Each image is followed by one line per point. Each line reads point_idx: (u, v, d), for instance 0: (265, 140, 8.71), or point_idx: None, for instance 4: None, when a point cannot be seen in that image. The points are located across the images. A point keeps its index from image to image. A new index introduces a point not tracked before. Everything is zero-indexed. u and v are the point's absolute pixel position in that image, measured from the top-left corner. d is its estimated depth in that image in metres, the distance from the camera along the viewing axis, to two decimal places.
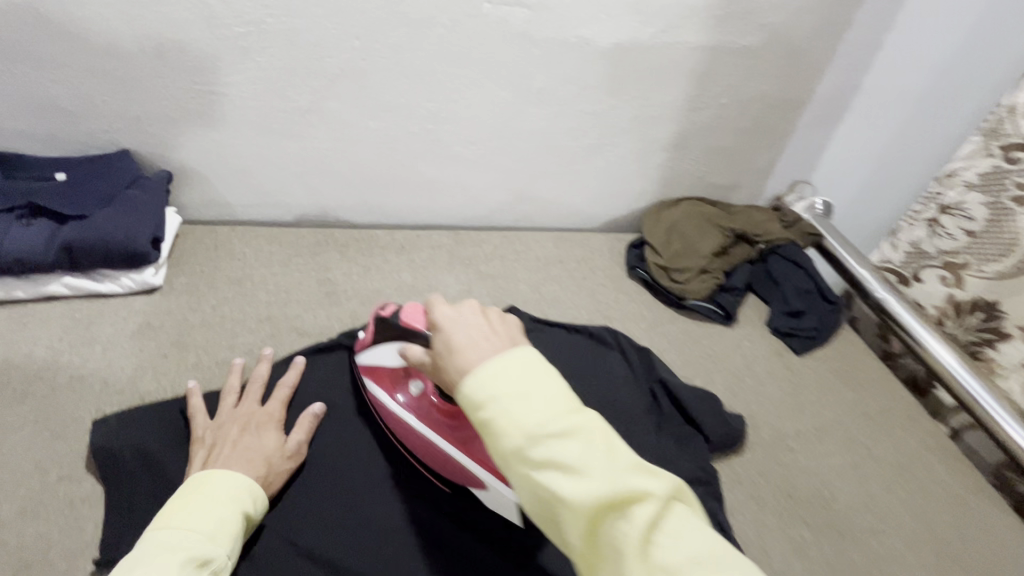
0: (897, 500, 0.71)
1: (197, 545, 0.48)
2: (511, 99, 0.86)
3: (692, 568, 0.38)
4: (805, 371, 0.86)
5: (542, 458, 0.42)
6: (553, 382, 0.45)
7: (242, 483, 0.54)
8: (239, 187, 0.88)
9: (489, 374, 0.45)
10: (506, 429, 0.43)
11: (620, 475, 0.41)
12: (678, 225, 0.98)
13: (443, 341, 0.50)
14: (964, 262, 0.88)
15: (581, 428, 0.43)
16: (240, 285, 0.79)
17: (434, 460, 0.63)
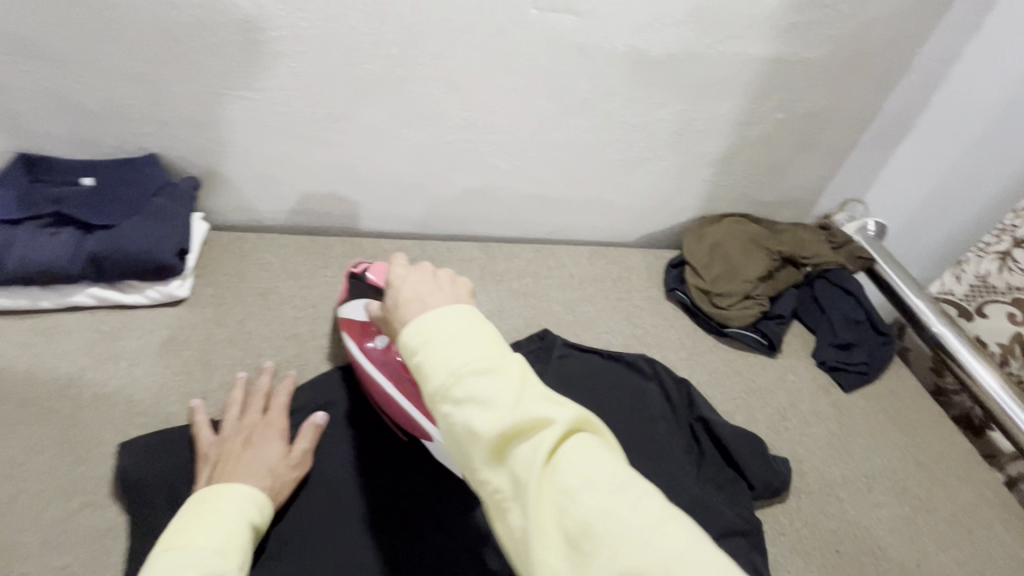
0: (954, 561, 0.66)
1: (206, 562, 0.44)
2: (554, 110, 0.82)
3: (594, 494, 0.34)
4: (854, 409, 0.81)
5: (459, 393, 0.38)
6: (480, 323, 0.41)
7: (241, 496, 0.52)
8: (268, 194, 0.85)
9: (426, 322, 0.41)
10: (428, 369, 0.39)
11: (527, 404, 0.37)
12: (723, 244, 0.92)
13: (390, 293, 0.46)
14: None
15: (501, 364, 0.39)
16: (266, 298, 0.77)
17: (391, 409, 0.66)
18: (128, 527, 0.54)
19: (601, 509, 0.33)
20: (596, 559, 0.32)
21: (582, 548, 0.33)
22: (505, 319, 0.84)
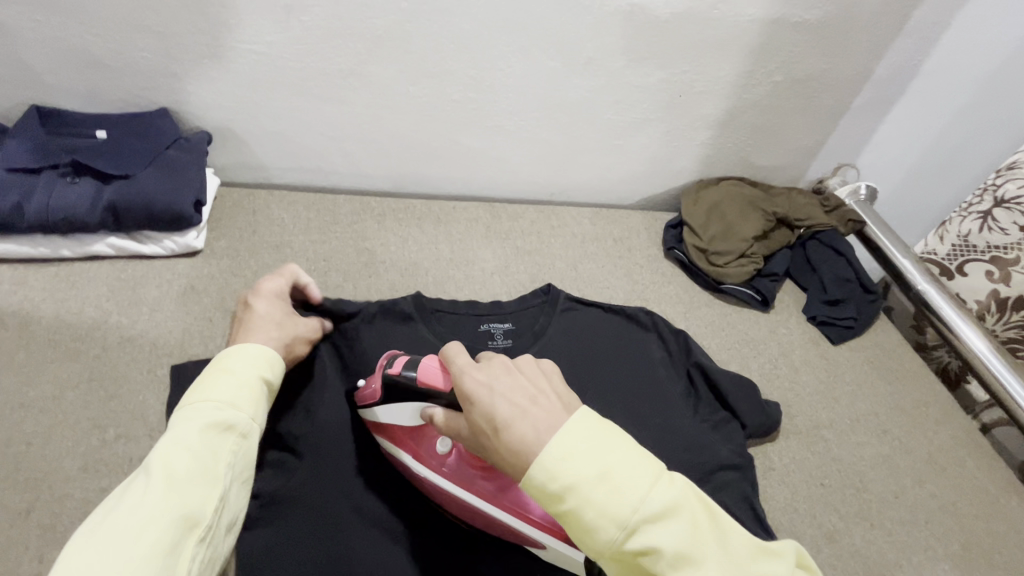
0: (930, 492, 0.71)
1: (216, 412, 0.48)
2: (559, 69, 0.83)
3: None
4: (840, 360, 0.85)
5: (641, 545, 0.39)
6: (637, 459, 0.42)
7: (252, 355, 0.54)
8: (278, 151, 0.87)
9: (556, 458, 0.41)
10: (602, 526, 0.39)
11: (729, 556, 0.39)
12: (720, 205, 0.96)
13: (483, 414, 0.45)
14: (1015, 258, 0.85)
15: (679, 508, 0.40)
16: (280, 251, 0.79)
17: (482, 521, 0.58)
18: None
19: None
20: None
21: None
22: (511, 274, 0.87)
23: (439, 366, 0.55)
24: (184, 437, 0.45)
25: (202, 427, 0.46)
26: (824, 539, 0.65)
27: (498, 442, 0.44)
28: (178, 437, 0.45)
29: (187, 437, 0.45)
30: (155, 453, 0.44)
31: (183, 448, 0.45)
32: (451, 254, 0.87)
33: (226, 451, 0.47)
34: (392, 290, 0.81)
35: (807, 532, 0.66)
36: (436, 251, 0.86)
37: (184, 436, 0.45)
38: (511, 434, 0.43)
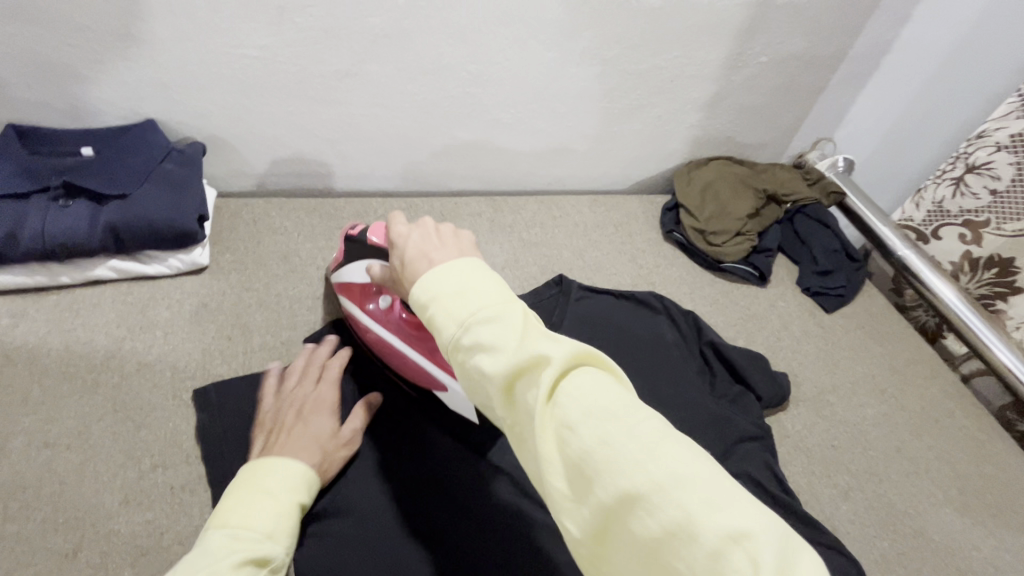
0: (927, 444, 0.77)
1: (258, 539, 0.46)
2: (556, 60, 0.83)
3: (595, 428, 0.35)
4: (835, 327, 0.91)
5: (470, 343, 0.39)
6: (490, 276, 0.43)
7: (297, 476, 0.54)
8: (273, 158, 0.84)
9: (432, 281, 0.42)
10: (438, 324, 0.41)
11: (531, 347, 0.38)
12: (713, 185, 0.99)
13: (398, 255, 0.49)
14: (986, 220, 0.92)
15: (507, 311, 0.40)
16: (288, 261, 0.78)
17: (404, 366, 0.67)
18: (204, 482, 0.57)
19: (599, 437, 0.34)
20: (598, 484, 0.34)
21: (585, 475, 0.34)
22: (520, 267, 0.88)
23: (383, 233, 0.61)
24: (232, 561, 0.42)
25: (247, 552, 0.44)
26: (840, 497, 0.70)
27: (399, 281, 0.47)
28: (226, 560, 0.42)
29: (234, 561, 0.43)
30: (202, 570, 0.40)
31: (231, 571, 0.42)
32: None
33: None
34: None
35: (823, 491, 0.70)
36: None
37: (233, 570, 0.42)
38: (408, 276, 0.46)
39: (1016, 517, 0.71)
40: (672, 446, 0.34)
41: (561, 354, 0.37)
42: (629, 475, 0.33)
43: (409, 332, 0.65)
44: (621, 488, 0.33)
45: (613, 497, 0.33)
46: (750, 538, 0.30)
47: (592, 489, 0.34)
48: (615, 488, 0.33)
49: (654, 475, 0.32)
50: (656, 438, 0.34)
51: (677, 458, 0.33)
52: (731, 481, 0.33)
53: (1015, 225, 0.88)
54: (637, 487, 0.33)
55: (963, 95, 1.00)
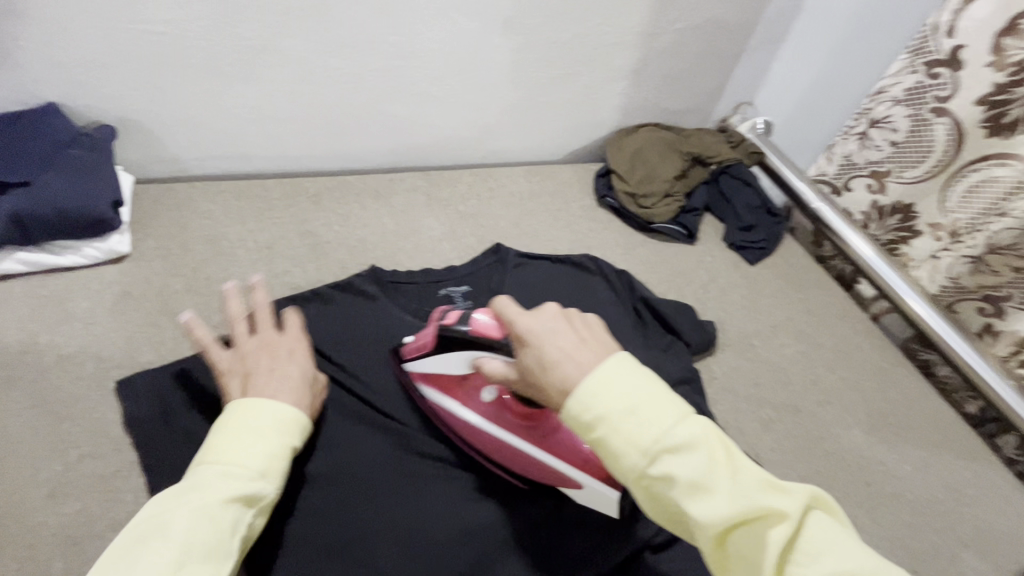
0: (840, 377, 0.84)
1: (244, 481, 0.46)
2: (479, 30, 0.84)
3: None
4: (758, 278, 0.97)
5: (660, 473, 0.40)
6: (669, 398, 0.43)
7: (286, 416, 0.51)
8: (194, 141, 0.82)
9: (589, 398, 0.43)
10: (625, 451, 0.41)
11: (750, 495, 0.39)
12: (642, 150, 1.02)
13: (533, 355, 0.48)
14: (887, 170, 0.99)
15: (704, 444, 0.41)
16: (216, 245, 0.76)
17: (523, 464, 0.62)
18: (137, 467, 0.56)
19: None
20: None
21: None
22: (458, 239, 0.89)
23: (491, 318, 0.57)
24: (212, 513, 0.43)
25: (230, 498, 0.44)
26: (762, 430, 0.76)
27: (542, 385, 0.47)
28: (206, 510, 0.43)
29: (215, 511, 0.43)
30: (179, 522, 0.41)
31: (211, 523, 0.42)
32: (397, 227, 0.86)
33: (249, 524, 0.46)
34: (344, 269, 0.79)
35: (748, 426, 0.76)
36: (381, 225, 0.86)
37: (216, 519, 0.43)
38: (554, 381, 0.46)
39: (915, 434, 0.78)
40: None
41: (790, 507, 0.39)
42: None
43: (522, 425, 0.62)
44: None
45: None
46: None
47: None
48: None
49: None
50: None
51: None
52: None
53: (913, 172, 0.94)
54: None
55: (863, 60, 1.07)
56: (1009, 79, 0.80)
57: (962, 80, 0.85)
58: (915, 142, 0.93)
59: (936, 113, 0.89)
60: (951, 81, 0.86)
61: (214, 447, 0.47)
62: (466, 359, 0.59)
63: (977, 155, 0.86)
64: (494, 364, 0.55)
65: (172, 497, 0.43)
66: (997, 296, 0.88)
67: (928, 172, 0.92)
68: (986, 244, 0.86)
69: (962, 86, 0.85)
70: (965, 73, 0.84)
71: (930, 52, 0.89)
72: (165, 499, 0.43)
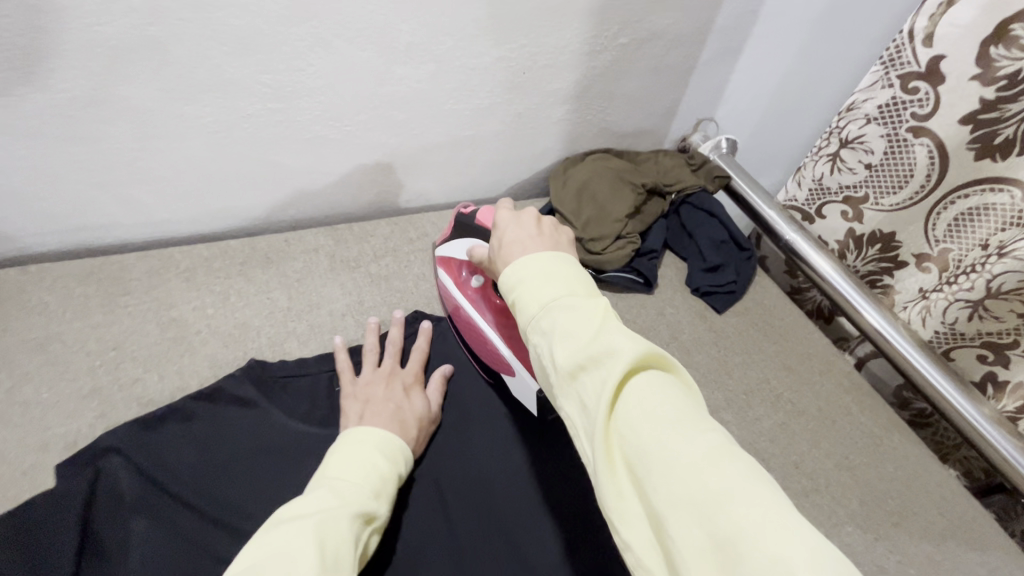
0: (824, 451, 0.71)
1: (364, 500, 0.50)
2: (375, 60, 0.69)
3: (648, 423, 0.38)
4: (725, 329, 0.84)
5: (543, 322, 0.45)
6: (578, 275, 0.48)
7: (395, 447, 0.57)
8: (23, 214, 0.66)
9: (520, 266, 0.49)
10: (523, 306, 0.47)
11: (603, 340, 0.42)
12: (589, 185, 0.89)
13: (496, 237, 0.56)
14: (864, 196, 0.85)
15: (588, 304, 0.45)
16: (45, 351, 0.60)
17: (483, 346, 0.70)
18: None
19: (654, 436, 0.37)
20: (650, 482, 0.36)
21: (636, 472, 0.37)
22: (369, 309, 0.74)
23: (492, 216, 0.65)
24: (346, 526, 0.46)
25: (357, 511, 0.48)
26: None
27: (494, 259, 0.55)
28: (336, 521, 0.45)
29: (343, 522, 0.46)
30: (318, 528, 0.43)
31: (346, 533, 0.45)
32: (291, 303, 0.71)
33: (364, 541, 0.48)
34: (218, 368, 0.64)
35: None
36: (270, 303, 0.71)
37: (349, 522, 0.46)
38: (503, 257, 0.53)
39: (918, 523, 0.66)
40: (727, 464, 0.35)
41: (637, 355, 0.41)
42: (672, 478, 0.35)
43: (495, 314, 0.68)
44: (665, 490, 0.35)
45: (656, 496, 0.36)
46: (781, 563, 0.30)
47: (642, 486, 0.37)
48: (659, 490, 0.36)
49: (705, 487, 0.34)
50: (710, 453, 0.36)
51: (730, 471, 0.35)
52: (778, 500, 0.34)
53: (891, 199, 0.82)
54: (675, 494, 0.35)
55: (825, 79, 0.94)
56: (999, 96, 0.67)
57: (943, 97, 0.71)
58: (892, 165, 0.80)
59: (914, 134, 0.76)
60: (930, 98, 0.73)
61: (332, 460, 0.53)
62: (467, 244, 0.68)
63: (965, 180, 0.73)
64: (480, 248, 0.62)
65: (302, 505, 0.46)
66: (1000, 343, 0.75)
67: (909, 200, 0.80)
68: (985, 288, 0.72)
69: (942, 105, 0.72)
70: (945, 88, 0.71)
71: (906, 63, 0.74)
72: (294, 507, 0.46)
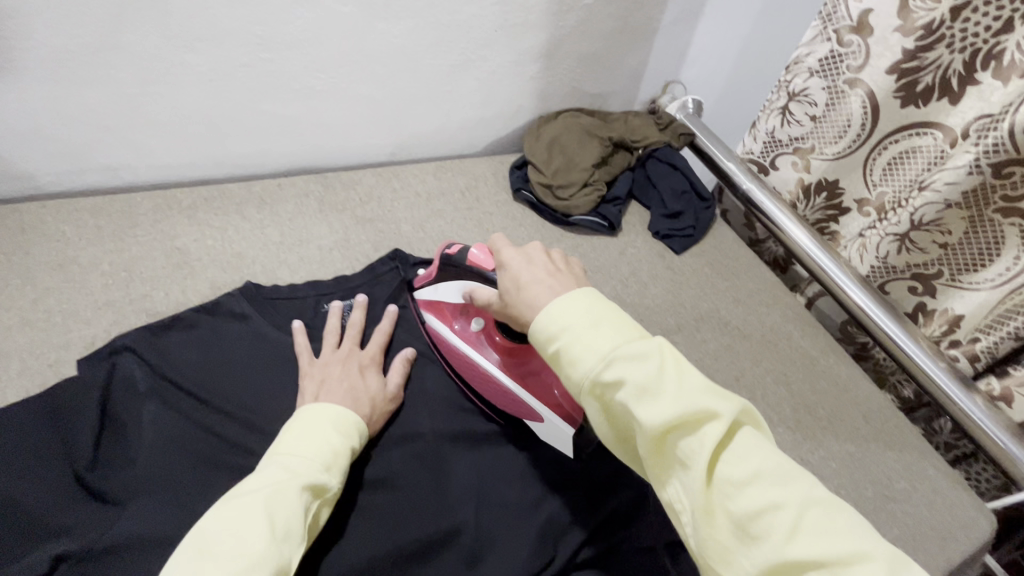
0: (763, 369, 0.79)
1: (313, 473, 0.49)
2: (357, 15, 0.76)
3: (755, 485, 0.40)
4: (683, 268, 0.91)
5: (612, 377, 0.44)
6: (628, 322, 0.47)
7: (347, 421, 0.56)
8: (40, 154, 0.73)
9: (562, 311, 0.48)
10: (582, 360, 0.46)
11: (690, 399, 0.42)
12: (559, 138, 0.96)
13: (510, 280, 0.55)
14: (810, 147, 0.92)
15: (653, 353, 0.44)
16: (63, 270, 0.68)
17: (496, 394, 0.64)
18: None
19: (764, 497, 0.39)
20: (763, 542, 0.38)
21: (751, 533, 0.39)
22: (354, 245, 0.82)
23: (489, 253, 0.61)
24: (290, 498, 0.46)
25: (304, 487, 0.48)
26: None
27: (515, 302, 0.54)
28: (278, 500, 0.45)
29: (291, 498, 0.46)
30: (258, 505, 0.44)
31: (289, 507, 0.46)
32: (283, 238, 0.79)
33: (313, 512, 0.49)
34: (217, 290, 0.71)
35: None
36: (264, 237, 0.78)
37: (294, 498, 0.47)
38: (528, 297, 0.52)
39: (844, 426, 0.74)
40: (837, 522, 0.38)
41: (725, 410, 0.42)
42: (792, 542, 0.38)
43: (501, 355, 0.64)
44: (786, 553, 0.37)
45: (776, 560, 0.37)
46: None
47: (754, 546, 0.39)
48: (779, 552, 0.37)
49: (830, 551, 0.37)
50: (819, 512, 0.39)
51: (843, 532, 0.38)
52: (891, 557, 0.37)
53: (834, 148, 0.88)
54: (797, 555, 0.37)
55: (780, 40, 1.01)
56: (918, 46, 0.74)
57: (872, 48, 0.79)
58: (833, 116, 0.87)
59: (851, 84, 0.83)
60: (862, 50, 0.80)
61: (284, 436, 0.53)
62: (461, 285, 0.64)
63: (894, 127, 0.81)
64: (483, 290, 0.60)
65: (251, 483, 0.47)
66: (926, 273, 0.83)
67: (848, 148, 0.87)
68: (910, 221, 0.80)
69: (872, 55, 0.79)
70: (874, 41, 0.78)
71: (841, 18, 0.81)
72: (244, 485, 0.47)
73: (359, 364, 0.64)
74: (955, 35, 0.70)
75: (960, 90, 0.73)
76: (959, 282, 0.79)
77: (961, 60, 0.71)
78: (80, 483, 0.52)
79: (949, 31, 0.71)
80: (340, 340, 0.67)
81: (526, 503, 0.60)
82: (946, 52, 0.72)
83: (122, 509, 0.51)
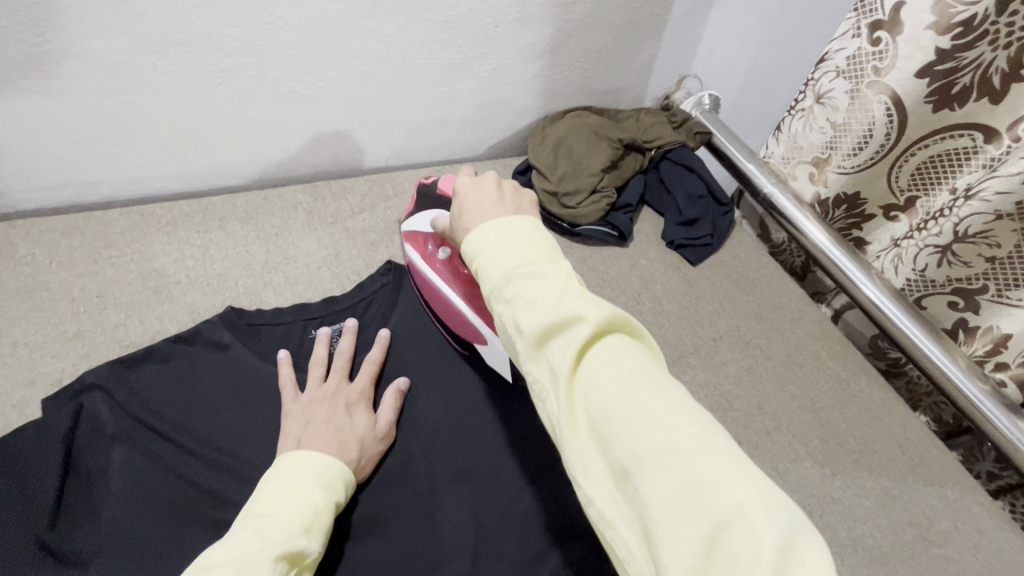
0: (787, 394, 0.73)
1: (291, 537, 0.45)
2: (343, 12, 0.69)
3: (612, 383, 0.35)
4: (698, 280, 0.85)
5: (507, 292, 0.41)
6: (538, 237, 0.44)
7: (334, 473, 0.52)
8: (8, 171, 0.68)
9: (479, 231, 0.45)
10: (482, 276, 0.43)
11: (566, 304, 0.38)
12: (566, 141, 0.90)
13: (456, 201, 0.52)
14: (828, 157, 0.85)
15: (547, 268, 0.41)
16: (32, 298, 0.63)
17: (452, 317, 0.66)
18: None
19: (619, 396, 0.35)
20: (613, 443, 0.34)
21: (602, 433, 0.35)
22: (344, 262, 0.76)
23: None
24: (264, 568, 0.41)
25: (280, 555, 0.43)
26: None
27: (455, 229, 0.50)
28: (254, 569, 0.40)
29: (265, 567, 0.41)
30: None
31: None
32: (269, 255, 0.74)
33: None
34: (196, 316, 0.66)
35: None
36: (248, 256, 0.73)
37: (269, 567, 0.41)
38: (462, 225, 0.49)
39: (876, 458, 0.68)
40: (690, 419, 0.33)
41: (596, 313, 0.38)
42: (636, 437, 0.33)
43: (462, 283, 0.65)
44: (631, 448, 0.33)
45: (621, 458, 0.34)
46: (743, 511, 0.29)
47: (608, 448, 0.35)
48: (624, 450, 0.33)
49: (670, 444, 0.32)
50: (675, 408, 0.34)
51: (694, 429, 0.33)
52: (740, 454, 0.32)
53: (853, 161, 0.81)
54: (640, 451, 0.33)
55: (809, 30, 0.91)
56: (954, 45, 0.66)
57: (900, 49, 0.71)
58: (851, 124, 0.79)
59: (873, 89, 0.75)
60: (889, 51, 0.72)
61: (257, 494, 0.48)
62: (432, 214, 0.65)
63: (923, 132, 0.73)
64: (440, 219, 0.59)
65: (218, 550, 0.42)
66: (969, 289, 0.75)
67: (870, 159, 0.79)
68: (953, 232, 0.72)
69: (900, 56, 0.71)
70: (904, 39, 0.70)
71: (873, 12, 0.73)
72: (207, 554, 0.42)
73: (346, 402, 0.60)
74: (998, 31, 0.63)
75: (1003, 87, 0.65)
76: (1005, 298, 0.72)
77: (1007, 57, 0.64)
78: (41, 542, 0.48)
79: (992, 27, 0.63)
80: (327, 373, 0.62)
81: (527, 554, 0.55)
82: (988, 49, 0.65)
83: (86, 570, 0.47)
